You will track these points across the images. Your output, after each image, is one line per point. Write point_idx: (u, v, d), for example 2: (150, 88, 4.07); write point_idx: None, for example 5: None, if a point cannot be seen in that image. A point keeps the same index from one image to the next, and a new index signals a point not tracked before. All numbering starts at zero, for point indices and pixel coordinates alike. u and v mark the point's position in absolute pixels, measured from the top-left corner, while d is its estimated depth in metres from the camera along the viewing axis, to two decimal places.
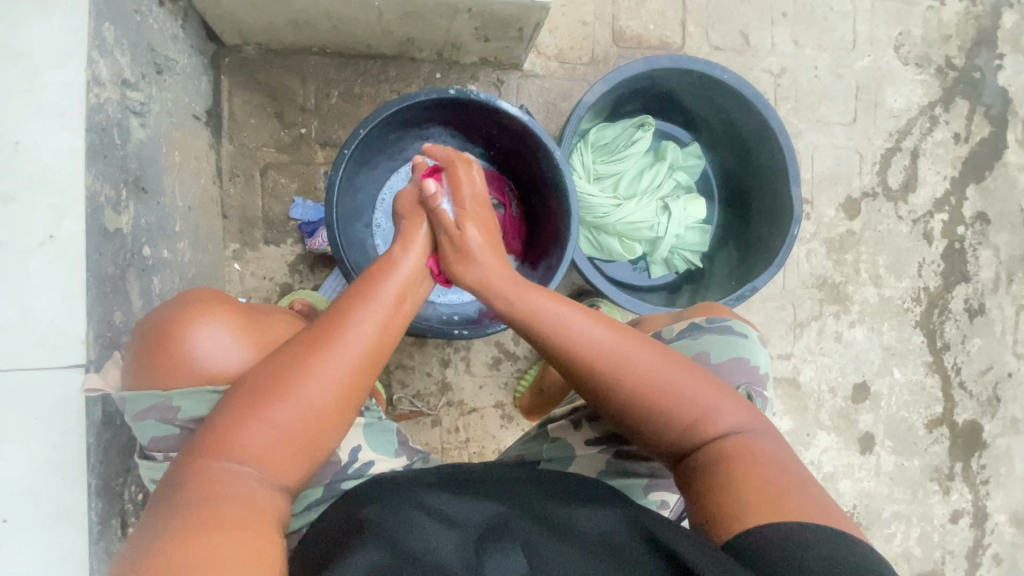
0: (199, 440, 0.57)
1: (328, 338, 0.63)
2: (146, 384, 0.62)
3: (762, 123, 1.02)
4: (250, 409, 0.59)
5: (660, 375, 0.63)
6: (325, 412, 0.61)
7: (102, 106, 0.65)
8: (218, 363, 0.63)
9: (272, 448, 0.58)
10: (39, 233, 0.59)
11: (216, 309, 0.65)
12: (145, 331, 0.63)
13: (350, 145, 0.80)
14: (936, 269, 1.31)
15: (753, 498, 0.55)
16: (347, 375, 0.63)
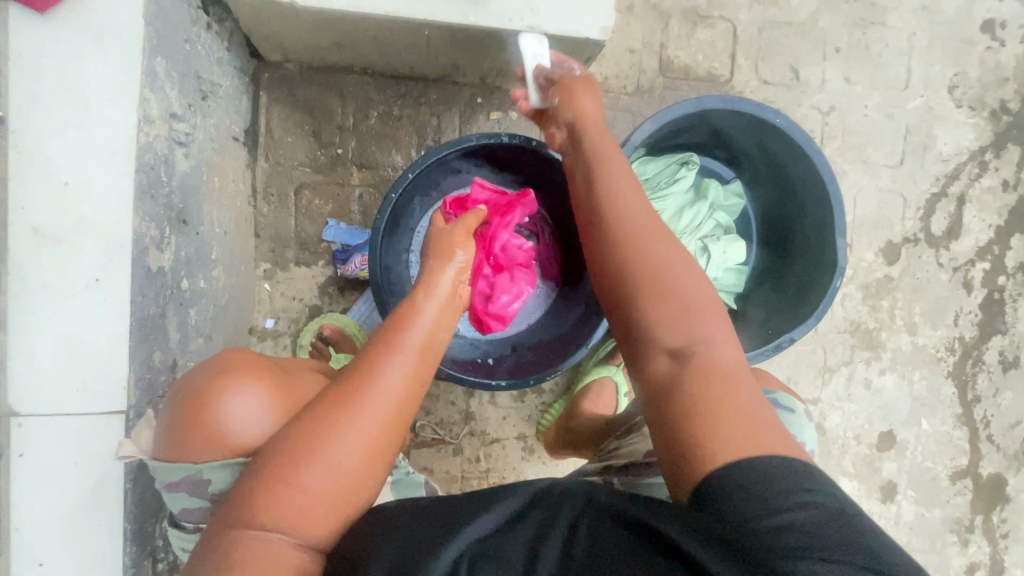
0: (229, 510, 0.53)
1: (357, 392, 0.57)
2: (175, 456, 0.57)
3: (811, 170, 0.99)
4: (277, 474, 0.53)
5: (672, 287, 0.63)
6: (357, 476, 0.55)
7: (151, 144, 0.63)
8: (246, 433, 0.57)
9: (302, 516, 0.53)
10: (85, 276, 0.58)
11: (245, 371, 0.60)
12: (174, 400, 0.58)
13: (397, 189, 0.79)
14: (973, 319, 1.28)
15: (726, 430, 0.52)
16: (380, 434, 0.56)
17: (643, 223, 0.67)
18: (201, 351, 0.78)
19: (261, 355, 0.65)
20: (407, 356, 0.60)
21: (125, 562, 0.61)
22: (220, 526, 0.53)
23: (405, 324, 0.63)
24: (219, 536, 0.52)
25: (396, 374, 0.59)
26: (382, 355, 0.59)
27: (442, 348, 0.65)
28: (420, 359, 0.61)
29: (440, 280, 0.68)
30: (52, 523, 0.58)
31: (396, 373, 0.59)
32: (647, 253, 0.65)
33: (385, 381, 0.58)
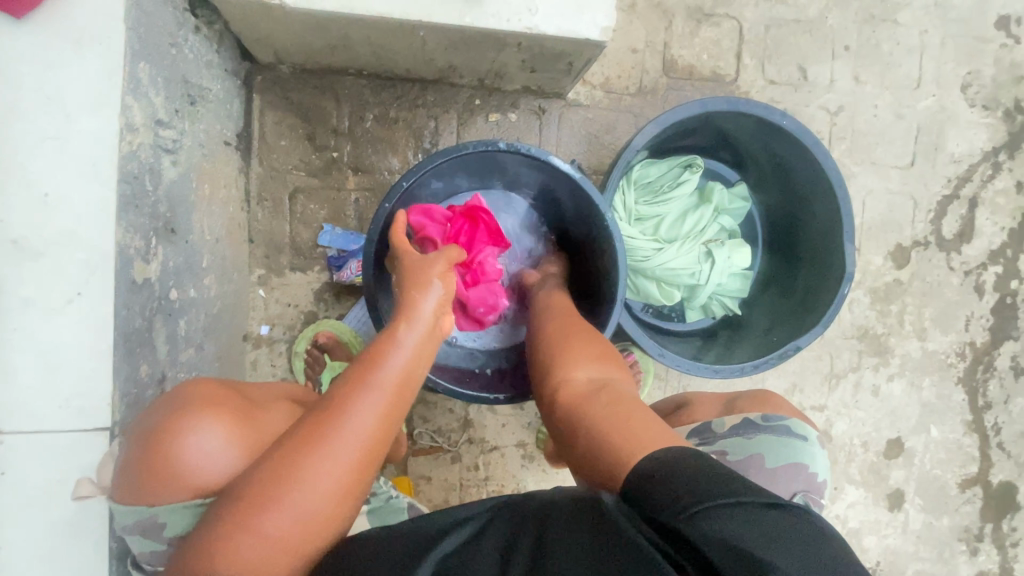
0: (188, 554, 0.49)
1: (321, 433, 0.51)
2: (130, 498, 0.54)
3: (819, 174, 0.96)
4: (234, 519, 0.49)
5: (572, 339, 0.70)
6: (324, 518, 0.51)
7: (135, 153, 0.61)
8: (205, 475, 0.54)
9: (261, 565, 0.48)
10: (65, 290, 0.56)
11: (208, 408, 0.56)
12: (133, 438, 0.55)
13: (391, 198, 0.77)
14: (984, 324, 1.25)
15: (630, 435, 0.54)
16: (347, 478, 0.52)
17: (553, 308, 0.79)
18: (191, 361, 0.77)
19: (225, 391, 0.60)
20: (381, 394, 0.55)
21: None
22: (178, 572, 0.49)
23: (379, 357, 0.57)
24: None
25: (367, 413, 0.53)
26: (353, 392, 0.54)
27: (419, 382, 0.59)
28: (395, 397, 0.56)
29: (419, 312, 0.62)
30: (33, 542, 0.56)
31: (366, 412, 0.53)
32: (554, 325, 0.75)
33: (354, 422, 0.52)
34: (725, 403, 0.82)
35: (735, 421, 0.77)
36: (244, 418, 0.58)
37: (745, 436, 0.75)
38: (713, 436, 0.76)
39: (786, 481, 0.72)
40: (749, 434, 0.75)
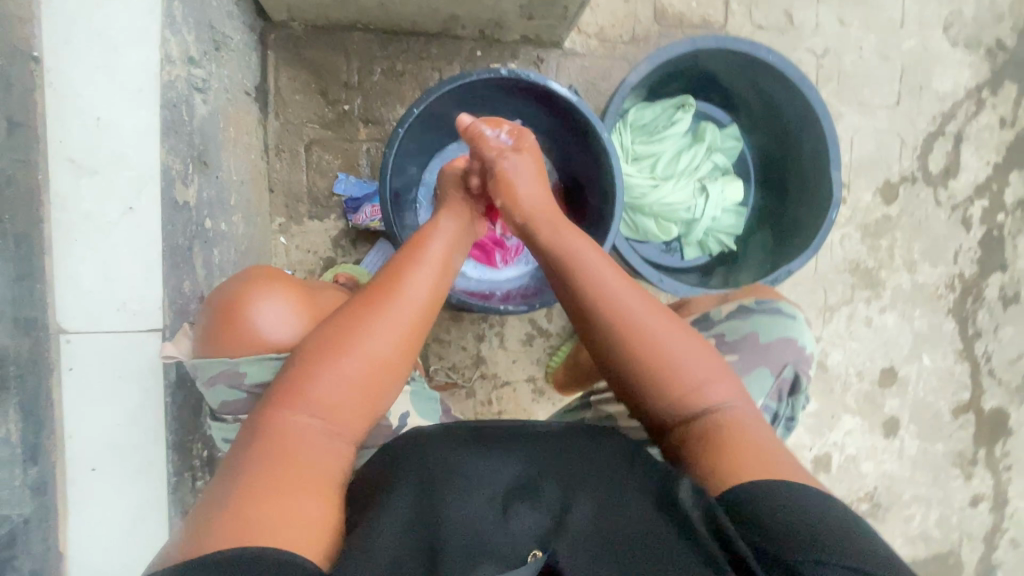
0: (273, 393, 0.58)
1: (387, 292, 0.65)
2: (210, 352, 0.65)
3: (806, 106, 1.01)
4: (313, 362, 0.59)
5: (661, 338, 0.63)
6: (390, 363, 0.61)
7: (174, 83, 0.67)
8: (281, 333, 0.65)
9: (338, 401, 0.58)
10: (119, 204, 0.63)
11: (278, 284, 0.68)
12: (212, 304, 0.66)
13: (404, 124, 0.83)
14: (973, 256, 1.29)
15: (741, 465, 0.55)
16: (408, 331, 0.63)
17: (609, 275, 0.68)
18: None
19: (284, 274, 0.72)
20: (429, 268, 0.69)
21: (167, 473, 0.66)
22: (261, 410, 0.57)
23: (421, 244, 0.73)
24: (260, 420, 0.57)
25: (419, 282, 0.67)
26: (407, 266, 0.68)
27: (454, 268, 0.73)
28: (439, 272, 0.70)
29: (456, 207, 0.80)
30: (103, 434, 0.64)
31: (422, 278, 0.68)
32: (625, 310, 0.65)
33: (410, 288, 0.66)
34: (720, 297, 0.90)
35: (729, 308, 0.86)
36: (307, 295, 0.70)
37: (736, 319, 0.83)
38: (710, 322, 0.85)
39: (777, 355, 0.80)
40: (742, 317, 0.84)
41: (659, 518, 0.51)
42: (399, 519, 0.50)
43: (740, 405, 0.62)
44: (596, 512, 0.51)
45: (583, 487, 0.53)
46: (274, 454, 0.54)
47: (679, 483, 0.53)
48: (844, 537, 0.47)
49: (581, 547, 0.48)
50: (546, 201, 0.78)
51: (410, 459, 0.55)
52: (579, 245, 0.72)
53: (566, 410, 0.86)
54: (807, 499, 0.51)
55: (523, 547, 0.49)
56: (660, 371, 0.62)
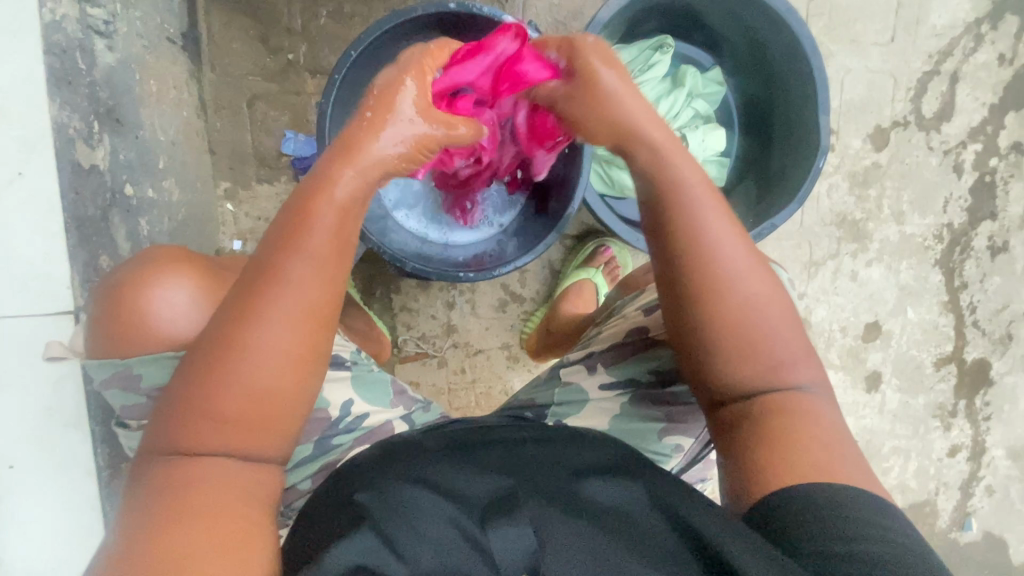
0: (153, 432, 0.48)
1: (253, 300, 0.47)
2: (103, 352, 0.58)
3: (792, 42, 0.92)
4: (185, 396, 0.47)
5: (749, 306, 0.53)
6: (275, 385, 0.47)
7: (59, 24, 0.60)
8: (180, 328, 0.58)
9: (226, 438, 0.47)
10: (6, 169, 0.56)
11: (177, 267, 0.61)
12: (98, 296, 0.59)
13: (341, 69, 0.75)
14: (963, 204, 1.24)
15: (806, 465, 0.50)
16: (292, 343, 0.48)
17: (715, 220, 0.55)
18: None
19: (194, 255, 0.65)
20: (312, 259, 0.49)
21: (97, 463, 0.66)
22: (151, 450, 0.48)
23: (307, 215, 0.49)
24: (149, 462, 0.48)
25: (302, 276, 0.48)
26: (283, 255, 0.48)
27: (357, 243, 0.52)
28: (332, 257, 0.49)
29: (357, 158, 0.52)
30: (22, 425, 0.59)
31: (299, 271, 0.48)
32: (712, 264, 0.53)
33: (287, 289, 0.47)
34: None
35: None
36: (212, 279, 0.62)
37: None
38: None
39: None
40: None
41: (634, 531, 0.47)
42: (366, 537, 0.46)
43: (824, 396, 0.55)
44: (570, 523, 0.46)
45: (546, 496, 0.49)
46: (162, 506, 0.45)
47: (643, 500, 0.51)
48: (854, 517, 0.46)
49: (562, 563, 0.43)
50: (635, 112, 0.58)
51: (378, 486, 0.52)
52: (681, 169, 0.56)
53: (535, 384, 0.81)
54: (819, 479, 0.49)
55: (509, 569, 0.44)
56: (733, 343, 0.53)
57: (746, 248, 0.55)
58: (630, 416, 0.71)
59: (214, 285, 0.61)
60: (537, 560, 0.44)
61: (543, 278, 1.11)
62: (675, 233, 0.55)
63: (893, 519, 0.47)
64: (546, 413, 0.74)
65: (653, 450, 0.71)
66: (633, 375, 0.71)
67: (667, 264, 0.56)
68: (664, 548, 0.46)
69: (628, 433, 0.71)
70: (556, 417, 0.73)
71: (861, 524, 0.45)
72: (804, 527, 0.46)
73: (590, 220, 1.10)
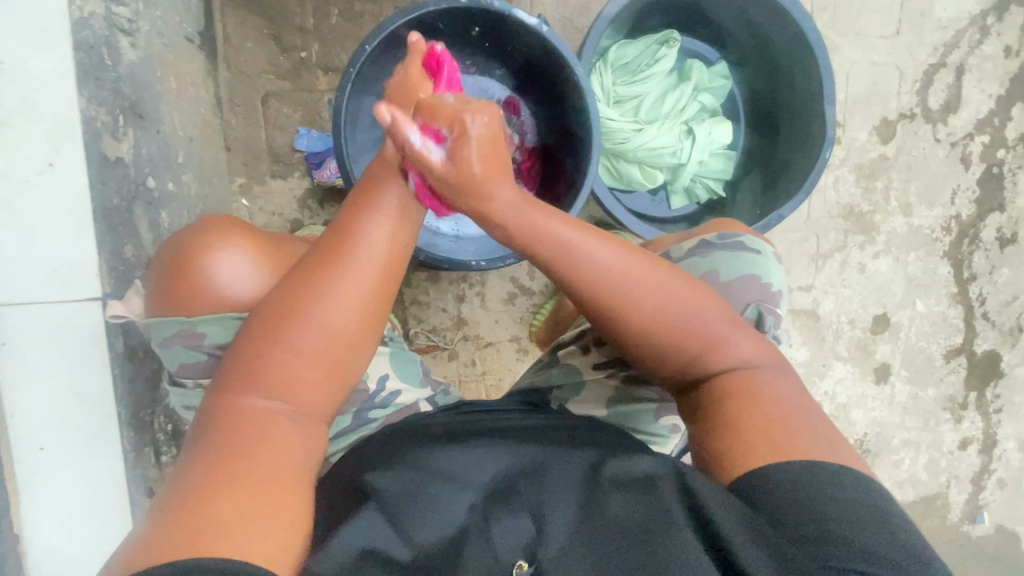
0: (226, 374, 0.51)
1: (343, 254, 0.54)
2: (166, 309, 0.61)
3: (797, 35, 0.93)
4: (265, 340, 0.51)
5: (662, 309, 0.56)
6: (350, 334, 0.53)
7: (86, 21, 0.62)
8: (240, 292, 0.60)
9: (292, 386, 0.51)
10: (36, 161, 0.59)
11: (235, 232, 0.63)
12: (161, 260, 0.62)
13: (355, 64, 0.77)
14: (970, 196, 1.24)
15: (782, 442, 0.51)
16: (370, 299, 0.54)
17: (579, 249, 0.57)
18: None
19: (250, 225, 0.66)
20: (388, 218, 0.57)
21: (124, 445, 0.68)
22: (218, 392, 0.51)
23: (383, 189, 0.59)
24: (216, 403, 0.50)
25: (378, 235, 0.56)
26: (363, 217, 0.56)
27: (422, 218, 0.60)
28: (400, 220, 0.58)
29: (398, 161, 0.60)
30: (49, 410, 0.62)
31: (382, 238, 0.55)
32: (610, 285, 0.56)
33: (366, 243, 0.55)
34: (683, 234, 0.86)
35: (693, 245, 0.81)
36: (269, 246, 0.64)
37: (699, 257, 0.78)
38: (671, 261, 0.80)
39: (741, 292, 0.75)
40: (705, 254, 0.78)
41: (632, 512, 0.48)
42: (372, 524, 0.47)
43: (771, 367, 0.58)
44: (568, 513, 0.48)
45: (551, 473, 0.51)
46: (224, 450, 0.47)
47: (644, 476, 0.51)
48: (836, 490, 0.47)
49: (564, 541, 0.46)
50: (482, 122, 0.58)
51: (383, 467, 0.53)
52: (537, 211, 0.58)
53: (535, 368, 0.82)
54: (803, 457, 0.49)
55: (508, 555, 0.45)
56: (669, 339, 0.57)
57: (661, 264, 0.59)
58: (625, 397, 0.73)
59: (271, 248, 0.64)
60: (534, 554, 0.46)
61: None
62: (563, 261, 0.56)
63: (872, 490, 0.48)
64: (548, 397, 0.74)
65: (647, 430, 0.72)
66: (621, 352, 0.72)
67: (563, 285, 0.58)
68: (668, 519, 0.46)
69: (623, 414, 0.72)
70: (558, 400, 0.74)
71: (845, 499, 0.46)
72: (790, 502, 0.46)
73: (598, 214, 1.12)
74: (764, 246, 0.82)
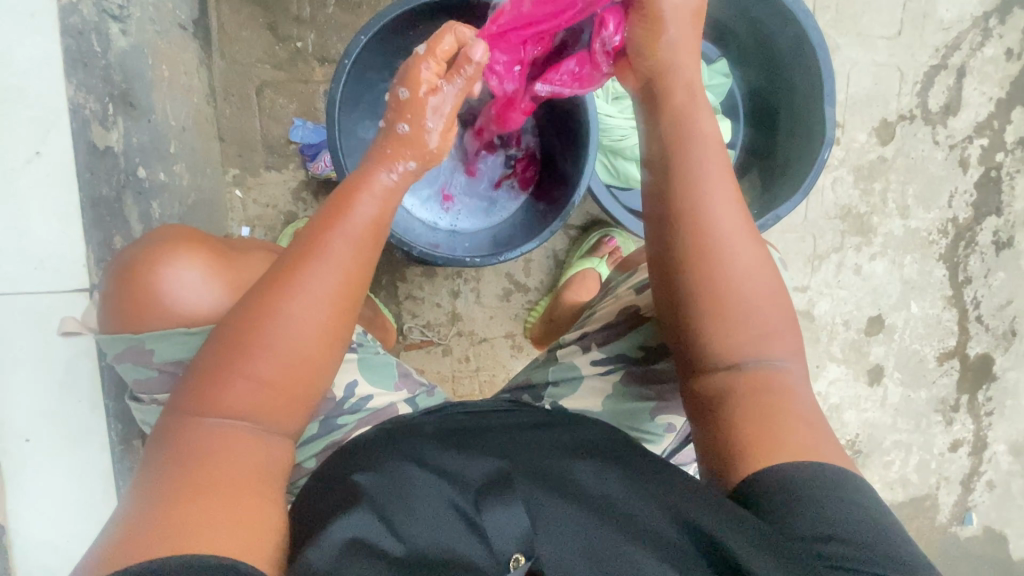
0: (185, 394, 0.51)
1: (298, 271, 0.52)
2: (117, 327, 0.61)
3: (798, 34, 0.92)
4: (222, 362, 0.50)
5: (745, 279, 0.56)
6: (307, 354, 0.51)
7: (75, 7, 0.62)
8: (198, 305, 0.61)
9: (252, 406, 0.50)
10: (24, 150, 0.58)
11: (187, 246, 0.63)
12: (113, 272, 0.61)
13: (351, 55, 0.76)
14: (968, 199, 1.24)
15: (785, 441, 0.50)
16: (325, 317, 0.52)
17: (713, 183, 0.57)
18: None
19: (203, 233, 0.67)
20: (349, 238, 0.54)
21: (111, 439, 0.68)
22: (177, 412, 0.50)
23: (342, 204, 0.56)
24: (175, 423, 0.50)
25: (339, 256, 0.53)
26: (321, 236, 0.53)
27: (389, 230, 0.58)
28: (365, 237, 0.55)
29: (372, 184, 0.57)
30: (33, 402, 0.61)
31: (337, 251, 0.53)
32: (712, 236, 0.55)
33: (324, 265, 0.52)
34: None
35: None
36: (224, 258, 0.65)
37: None
38: None
39: None
40: None
41: (622, 506, 0.49)
42: (364, 517, 0.47)
43: (797, 371, 0.56)
44: (560, 504, 0.48)
45: (539, 476, 0.51)
46: (187, 469, 0.47)
47: (630, 477, 0.52)
48: (831, 493, 0.47)
49: (553, 542, 0.46)
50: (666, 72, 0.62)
51: (378, 468, 0.53)
52: (692, 127, 0.59)
53: (534, 364, 0.82)
54: (796, 457, 0.49)
55: (503, 551, 0.45)
56: (727, 320, 0.55)
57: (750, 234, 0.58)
58: (623, 396, 0.72)
59: (227, 263, 0.64)
60: (532, 547, 0.45)
61: (547, 268, 1.12)
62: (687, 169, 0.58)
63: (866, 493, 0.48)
64: (543, 394, 0.75)
65: (643, 430, 0.72)
66: (623, 350, 0.72)
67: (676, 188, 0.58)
68: (640, 517, 0.48)
69: (619, 412, 0.72)
70: (552, 399, 0.75)
71: (840, 502, 0.46)
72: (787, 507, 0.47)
73: (594, 210, 1.11)
74: (771, 252, 0.81)
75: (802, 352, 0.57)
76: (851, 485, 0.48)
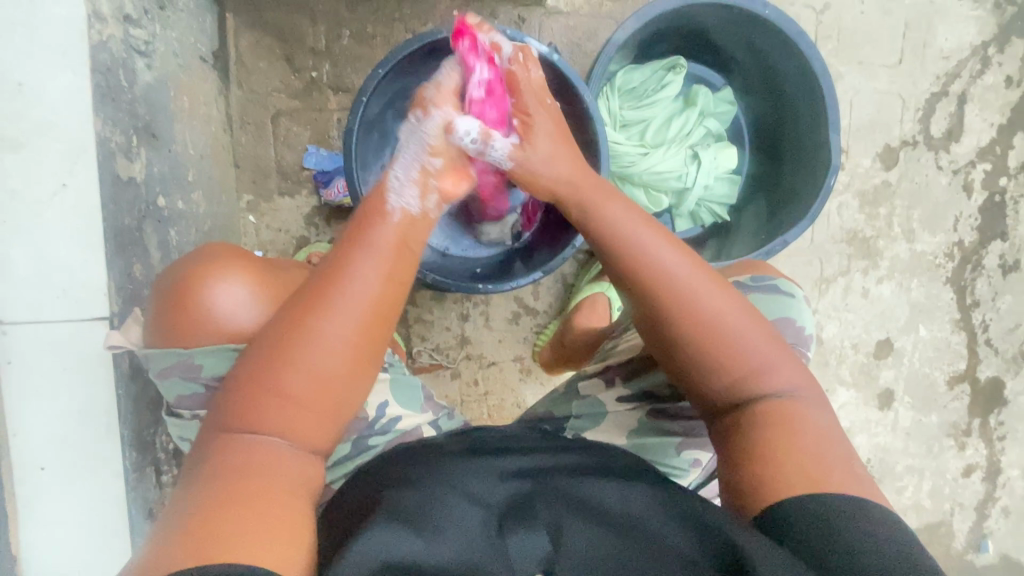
0: (219, 412, 0.52)
1: (327, 288, 0.53)
2: (165, 343, 0.62)
3: (802, 64, 0.95)
4: (253, 383, 0.51)
5: (723, 325, 0.56)
6: (338, 371, 0.52)
7: (105, 44, 0.64)
8: (240, 323, 0.62)
9: (284, 423, 0.50)
10: (51, 181, 0.60)
11: (238, 265, 0.64)
12: (163, 287, 0.63)
13: (368, 87, 0.78)
14: (973, 223, 1.25)
15: (806, 470, 0.51)
16: (355, 335, 0.53)
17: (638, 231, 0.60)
18: None
19: (248, 252, 0.68)
20: (378, 256, 0.55)
21: (125, 466, 0.68)
22: (214, 428, 0.51)
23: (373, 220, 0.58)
24: (213, 441, 0.51)
25: (369, 273, 0.54)
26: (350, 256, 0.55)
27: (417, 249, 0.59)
28: (394, 254, 0.56)
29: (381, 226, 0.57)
30: (49, 428, 0.62)
31: (368, 270, 0.54)
32: (675, 283, 0.57)
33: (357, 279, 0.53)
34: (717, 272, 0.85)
35: None
36: (268, 275, 0.66)
37: None
38: None
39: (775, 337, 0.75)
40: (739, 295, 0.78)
41: (643, 529, 0.49)
42: (388, 529, 0.46)
43: (807, 396, 0.57)
44: (585, 530, 0.49)
45: (567, 499, 0.52)
46: (227, 480, 0.47)
47: (660, 497, 0.52)
48: (865, 526, 0.46)
49: (579, 565, 0.46)
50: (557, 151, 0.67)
51: (406, 483, 0.53)
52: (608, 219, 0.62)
53: (552, 396, 0.81)
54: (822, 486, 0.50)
55: (525, 570, 0.46)
56: (703, 344, 0.56)
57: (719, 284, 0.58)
58: (646, 431, 0.72)
59: (269, 276, 0.66)
60: (553, 565, 0.46)
61: (555, 292, 1.13)
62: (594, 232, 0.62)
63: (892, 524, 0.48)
64: (564, 426, 0.74)
65: (668, 464, 0.71)
66: (649, 387, 0.72)
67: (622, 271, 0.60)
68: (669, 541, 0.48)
69: (646, 447, 0.71)
70: (575, 430, 0.74)
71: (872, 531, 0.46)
72: (811, 534, 0.46)
73: None
74: (793, 289, 0.81)
75: (818, 387, 0.58)
76: (869, 514, 0.47)
